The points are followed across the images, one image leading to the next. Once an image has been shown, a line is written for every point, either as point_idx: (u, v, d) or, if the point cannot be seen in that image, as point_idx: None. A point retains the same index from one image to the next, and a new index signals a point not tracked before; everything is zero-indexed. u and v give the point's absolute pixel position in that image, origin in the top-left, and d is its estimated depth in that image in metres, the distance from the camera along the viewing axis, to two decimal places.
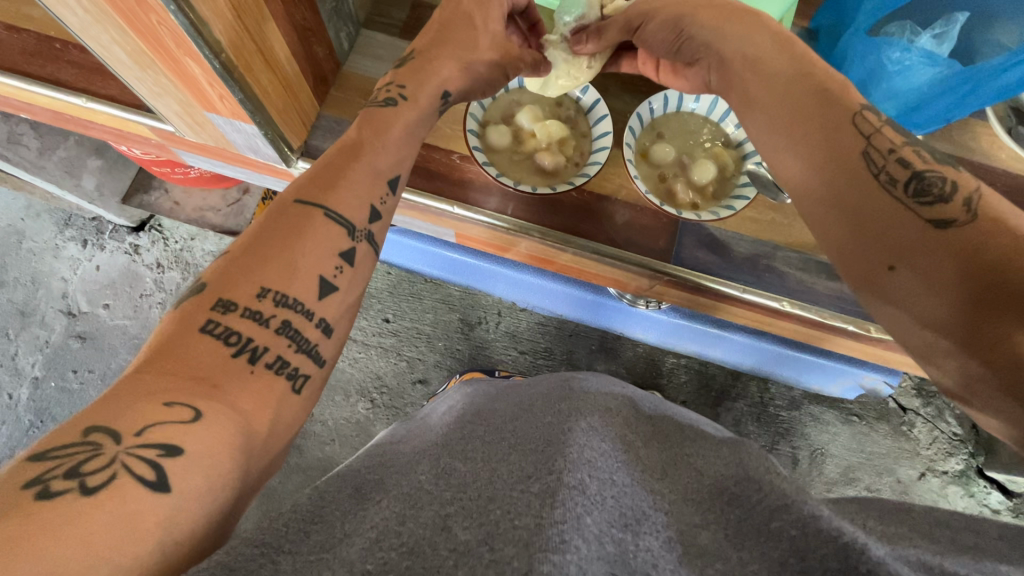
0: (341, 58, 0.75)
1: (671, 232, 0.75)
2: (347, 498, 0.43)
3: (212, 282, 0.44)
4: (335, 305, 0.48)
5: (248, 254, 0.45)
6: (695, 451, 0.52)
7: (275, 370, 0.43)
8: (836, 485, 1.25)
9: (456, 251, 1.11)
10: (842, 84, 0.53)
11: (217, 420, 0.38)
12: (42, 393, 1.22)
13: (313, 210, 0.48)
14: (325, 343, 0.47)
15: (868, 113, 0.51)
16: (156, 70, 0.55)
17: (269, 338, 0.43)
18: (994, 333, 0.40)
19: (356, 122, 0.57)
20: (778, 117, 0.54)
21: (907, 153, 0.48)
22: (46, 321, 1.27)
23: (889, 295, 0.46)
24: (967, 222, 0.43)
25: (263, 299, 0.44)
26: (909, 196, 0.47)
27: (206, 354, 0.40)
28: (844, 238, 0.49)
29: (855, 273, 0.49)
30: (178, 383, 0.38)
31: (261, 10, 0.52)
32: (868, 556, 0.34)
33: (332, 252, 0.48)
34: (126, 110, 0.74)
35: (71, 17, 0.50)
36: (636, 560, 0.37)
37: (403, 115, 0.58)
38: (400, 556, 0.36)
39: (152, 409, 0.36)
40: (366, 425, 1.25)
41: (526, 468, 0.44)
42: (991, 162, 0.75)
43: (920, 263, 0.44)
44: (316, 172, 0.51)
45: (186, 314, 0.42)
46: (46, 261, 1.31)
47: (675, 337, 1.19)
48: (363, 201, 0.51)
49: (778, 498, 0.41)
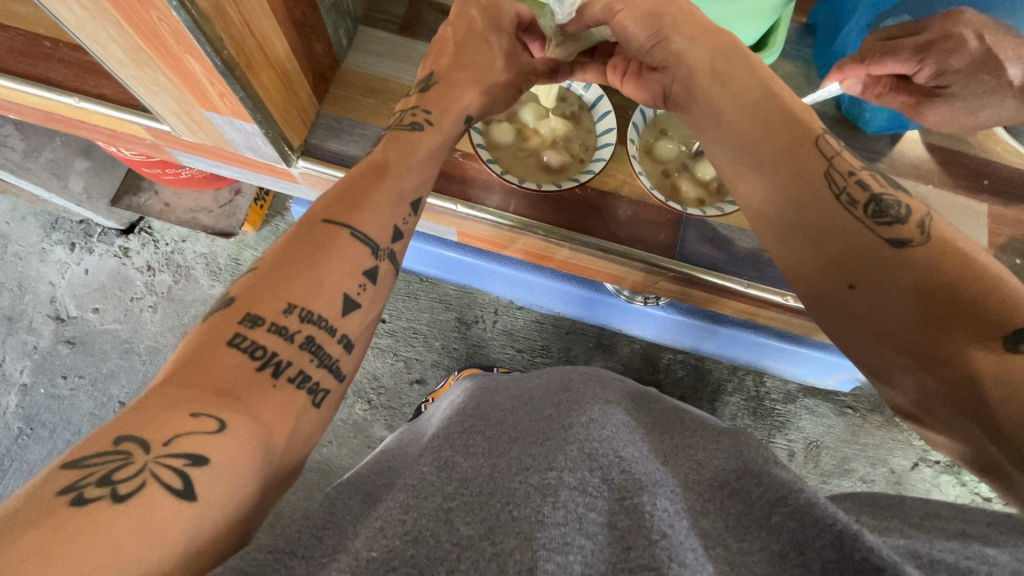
0: (340, 56, 0.74)
1: (673, 227, 0.76)
2: (357, 502, 0.42)
3: (240, 296, 0.44)
4: (358, 320, 0.47)
5: (274, 270, 0.45)
6: (697, 443, 0.50)
7: (297, 384, 0.42)
8: (831, 477, 1.26)
9: (452, 249, 1.10)
10: (806, 110, 0.54)
11: (241, 431, 0.37)
12: (31, 399, 1.19)
13: (339, 230, 0.48)
14: (346, 357, 0.47)
15: (830, 137, 0.52)
16: (154, 67, 0.54)
17: (293, 353, 0.43)
18: (949, 351, 0.42)
19: (380, 143, 0.57)
20: (753, 107, 0.54)
21: (864, 176, 0.50)
22: (34, 327, 1.24)
23: (853, 313, 0.47)
24: (922, 243, 0.45)
25: (289, 314, 0.43)
26: (868, 216, 0.48)
27: (232, 368, 0.40)
28: (807, 255, 0.50)
29: (813, 284, 0.50)
30: (203, 395, 0.37)
31: (261, 6, 0.51)
32: (861, 542, 0.33)
33: (356, 271, 0.48)
34: (118, 108, 0.72)
35: (67, 13, 0.49)
36: (651, 521, 0.36)
37: (427, 140, 0.59)
38: (404, 545, 0.36)
39: (179, 419, 0.35)
40: (364, 426, 1.24)
41: (524, 459, 0.44)
42: (987, 155, 0.78)
43: (878, 284, 0.46)
44: (339, 192, 0.51)
45: (211, 327, 0.41)
46: (32, 265, 1.28)
47: (672, 333, 1.19)
48: (386, 221, 0.51)
49: (778, 491, 0.39)
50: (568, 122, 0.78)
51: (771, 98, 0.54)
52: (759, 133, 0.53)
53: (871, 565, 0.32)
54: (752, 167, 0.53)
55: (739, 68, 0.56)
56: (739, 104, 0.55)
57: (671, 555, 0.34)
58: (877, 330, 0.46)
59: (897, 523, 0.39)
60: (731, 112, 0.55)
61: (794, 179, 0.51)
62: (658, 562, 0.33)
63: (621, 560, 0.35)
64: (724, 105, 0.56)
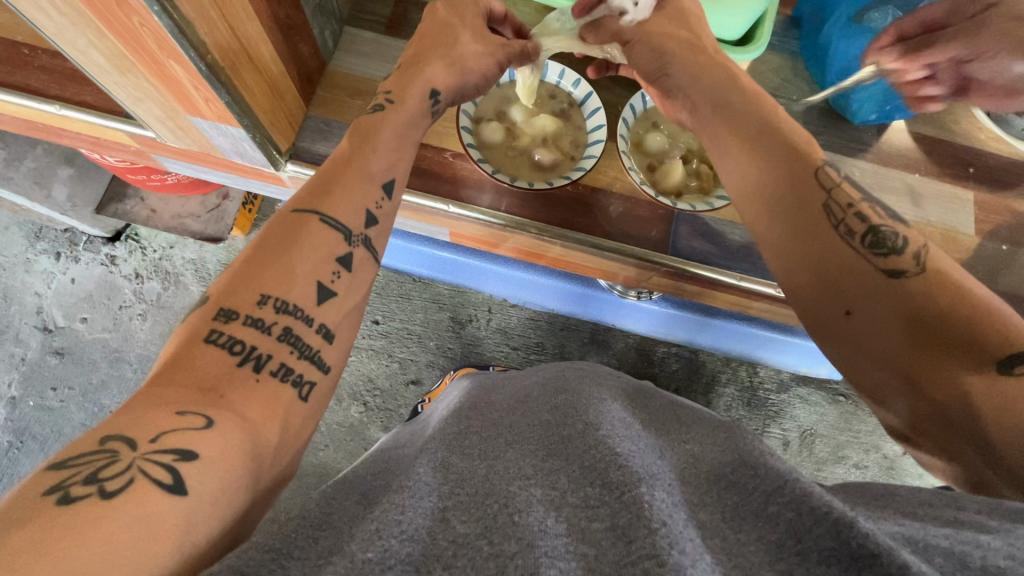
0: (326, 57, 0.73)
1: (665, 222, 0.76)
2: (353, 504, 0.41)
3: (216, 294, 0.44)
4: (335, 310, 0.47)
5: (248, 265, 0.44)
6: (692, 439, 0.50)
7: (280, 378, 0.42)
8: (826, 464, 1.28)
9: (444, 249, 1.10)
10: (806, 142, 0.55)
11: (229, 428, 0.37)
12: (20, 412, 1.17)
13: (309, 216, 0.48)
14: (328, 348, 0.46)
15: (829, 169, 0.53)
16: (137, 73, 0.53)
17: (271, 346, 0.42)
18: (948, 377, 0.42)
19: (346, 133, 0.56)
20: (741, 121, 0.56)
21: (864, 208, 0.50)
22: (21, 338, 1.22)
23: (851, 339, 0.48)
24: (916, 274, 0.45)
25: (263, 307, 0.43)
26: (866, 247, 0.48)
27: (212, 365, 0.40)
28: (801, 272, 0.51)
29: (812, 306, 0.51)
30: (185, 394, 0.37)
31: (245, 9, 0.51)
32: (857, 529, 0.33)
33: (328, 257, 0.47)
34: (100, 115, 0.71)
35: (45, 20, 0.48)
36: (650, 511, 0.36)
37: (390, 118, 0.57)
38: (400, 544, 0.36)
39: (166, 417, 0.35)
40: (360, 428, 1.23)
41: (524, 467, 0.44)
42: (972, 143, 0.79)
43: (874, 308, 0.46)
44: (313, 183, 0.51)
45: (190, 328, 0.42)
46: (17, 276, 1.26)
47: (665, 326, 1.20)
48: (358, 206, 0.51)
49: (774, 481, 0.39)
50: (557, 118, 0.78)
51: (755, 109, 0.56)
52: (753, 158, 0.55)
53: (867, 552, 0.32)
54: (745, 184, 0.55)
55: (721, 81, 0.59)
56: (731, 129, 0.57)
57: (671, 542, 0.34)
58: (873, 354, 0.46)
59: (889, 513, 0.39)
60: (723, 132, 0.58)
61: (773, 203, 0.53)
62: (658, 549, 0.33)
63: (625, 555, 0.35)
64: (719, 127, 0.58)
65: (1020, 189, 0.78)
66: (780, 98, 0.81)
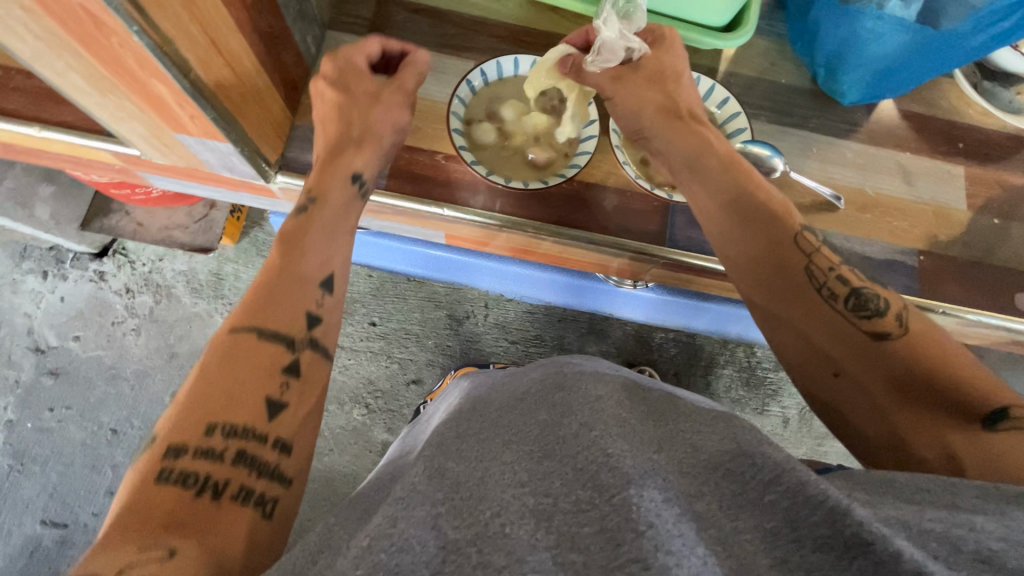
0: (310, 63, 0.72)
1: (661, 214, 0.76)
2: (354, 523, 0.42)
3: (162, 432, 0.44)
4: (289, 421, 0.47)
5: (188, 398, 0.45)
6: (690, 427, 0.47)
7: (240, 501, 0.42)
8: (825, 439, 1.30)
9: (438, 249, 1.09)
10: (787, 206, 0.59)
11: (190, 553, 0.37)
12: (18, 435, 1.16)
13: (248, 335, 0.49)
14: (286, 461, 0.46)
15: (808, 233, 0.57)
16: (118, 94, 0.52)
17: (228, 471, 0.42)
18: (929, 434, 0.47)
19: (275, 244, 0.58)
20: (723, 176, 0.60)
21: (845, 270, 0.54)
22: (13, 361, 1.20)
23: (837, 399, 0.53)
24: (901, 336, 0.51)
25: (212, 435, 0.43)
26: (850, 309, 0.53)
27: (167, 502, 0.40)
28: (788, 316, 0.56)
29: (804, 375, 0.55)
30: (146, 531, 0.37)
31: (226, 22, 0.50)
32: (851, 517, 0.34)
33: (274, 371, 0.49)
34: (82, 136, 0.69)
35: (21, 45, 0.46)
36: (637, 512, 0.37)
37: (318, 217, 0.60)
38: (389, 556, 0.36)
39: (128, 554, 0.35)
40: (364, 431, 1.23)
41: (518, 472, 0.43)
42: (960, 118, 0.80)
43: (860, 373, 0.52)
44: (249, 301, 0.52)
45: (140, 471, 0.41)
46: (5, 297, 1.24)
47: (662, 312, 1.20)
48: (296, 312, 0.53)
49: (772, 470, 0.39)
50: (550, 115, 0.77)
51: (734, 166, 0.61)
52: (733, 222, 0.58)
53: (859, 539, 0.33)
54: (732, 256, 0.59)
55: (691, 143, 0.63)
56: (713, 197, 0.60)
57: (658, 544, 0.35)
58: (857, 410, 0.52)
59: (887, 498, 0.39)
60: (708, 198, 0.61)
61: (759, 278, 0.57)
62: (645, 552, 0.34)
63: (613, 558, 0.35)
64: (695, 186, 0.62)
65: (1008, 161, 0.78)
66: (768, 82, 0.81)
